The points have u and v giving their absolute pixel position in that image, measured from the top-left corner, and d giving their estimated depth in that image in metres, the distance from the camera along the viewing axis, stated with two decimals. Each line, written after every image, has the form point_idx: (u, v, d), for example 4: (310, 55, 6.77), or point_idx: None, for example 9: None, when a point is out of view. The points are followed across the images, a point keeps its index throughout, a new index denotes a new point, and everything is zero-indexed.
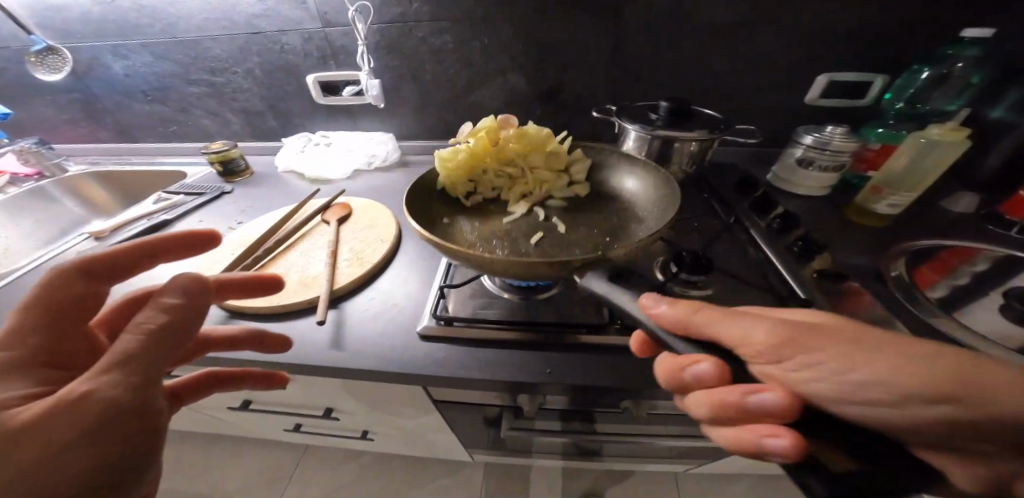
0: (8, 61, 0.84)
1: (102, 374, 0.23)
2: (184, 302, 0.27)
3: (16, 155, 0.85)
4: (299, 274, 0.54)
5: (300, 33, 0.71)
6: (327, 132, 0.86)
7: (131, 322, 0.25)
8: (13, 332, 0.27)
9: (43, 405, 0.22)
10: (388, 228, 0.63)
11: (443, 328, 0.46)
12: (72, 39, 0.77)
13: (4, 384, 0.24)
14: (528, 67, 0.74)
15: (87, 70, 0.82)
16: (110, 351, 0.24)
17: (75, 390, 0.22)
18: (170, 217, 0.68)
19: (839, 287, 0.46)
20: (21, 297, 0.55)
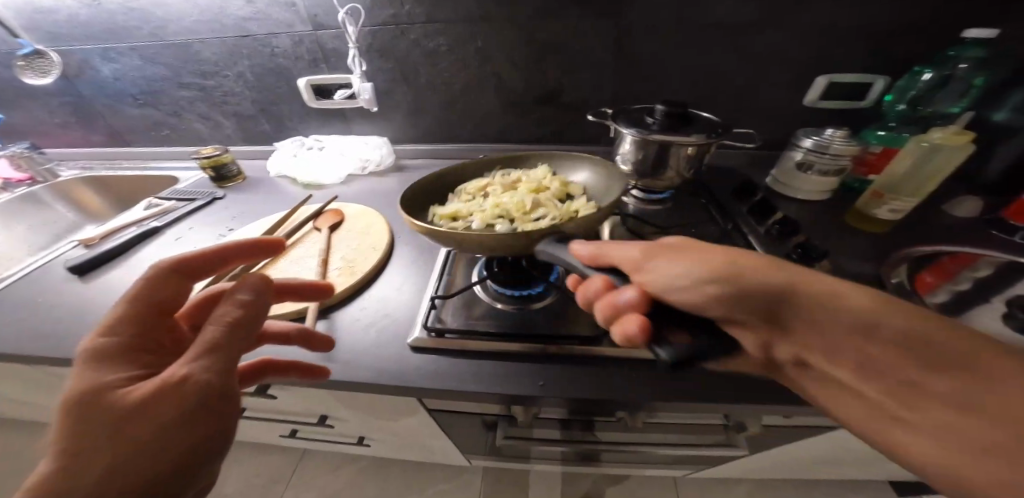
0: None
1: (196, 360, 0.24)
2: (254, 299, 0.28)
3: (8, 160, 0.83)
4: (290, 283, 0.53)
5: (290, 35, 0.70)
6: (320, 136, 0.85)
7: (214, 314, 0.26)
8: (117, 322, 0.27)
9: (145, 388, 0.23)
10: (381, 235, 0.62)
11: (434, 340, 0.45)
12: (62, 42, 0.76)
13: (111, 368, 0.25)
14: (523, 70, 0.73)
15: (77, 74, 0.81)
16: (199, 339, 0.25)
17: (173, 374, 0.24)
18: (161, 224, 0.67)
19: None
20: (6, 307, 0.54)
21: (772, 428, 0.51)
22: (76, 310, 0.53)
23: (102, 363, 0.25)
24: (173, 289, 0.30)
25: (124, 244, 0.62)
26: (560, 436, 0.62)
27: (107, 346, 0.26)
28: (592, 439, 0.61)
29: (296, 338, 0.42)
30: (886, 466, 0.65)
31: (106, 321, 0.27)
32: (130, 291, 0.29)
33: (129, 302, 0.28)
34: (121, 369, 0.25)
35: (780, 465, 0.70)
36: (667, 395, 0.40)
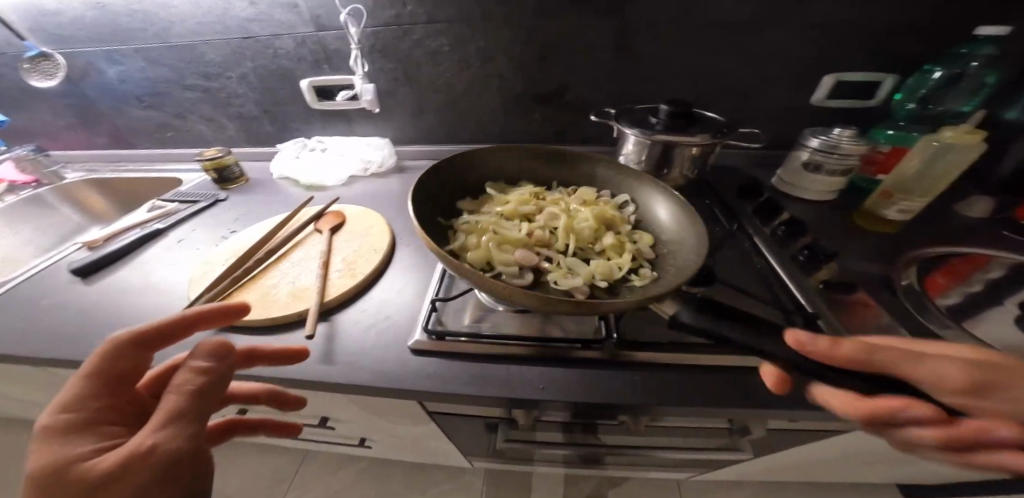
0: (4, 66, 0.83)
1: (161, 429, 0.24)
2: (213, 365, 0.27)
3: (14, 162, 0.84)
4: (291, 285, 0.53)
5: (293, 37, 0.70)
6: (323, 137, 0.85)
7: (178, 381, 0.26)
8: (73, 399, 0.26)
9: (108, 461, 0.22)
10: (382, 237, 0.61)
11: (435, 343, 0.45)
12: (64, 44, 0.75)
13: (72, 444, 0.24)
14: (526, 69, 0.72)
15: (80, 76, 0.80)
16: (157, 411, 0.25)
17: (138, 444, 0.23)
18: (164, 225, 0.68)
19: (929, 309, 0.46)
20: (11, 309, 0.55)
21: (781, 437, 0.50)
22: (81, 312, 0.53)
23: (58, 444, 0.24)
24: (141, 358, 0.29)
25: (128, 246, 0.63)
26: (564, 439, 0.61)
27: (65, 425, 0.25)
28: (596, 442, 0.61)
29: (266, 398, 0.41)
30: (892, 470, 0.64)
31: (64, 398, 0.26)
32: (91, 364, 0.28)
33: (91, 375, 0.27)
34: (80, 447, 0.24)
35: (785, 469, 0.69)
36: (671, 400, 0.39)
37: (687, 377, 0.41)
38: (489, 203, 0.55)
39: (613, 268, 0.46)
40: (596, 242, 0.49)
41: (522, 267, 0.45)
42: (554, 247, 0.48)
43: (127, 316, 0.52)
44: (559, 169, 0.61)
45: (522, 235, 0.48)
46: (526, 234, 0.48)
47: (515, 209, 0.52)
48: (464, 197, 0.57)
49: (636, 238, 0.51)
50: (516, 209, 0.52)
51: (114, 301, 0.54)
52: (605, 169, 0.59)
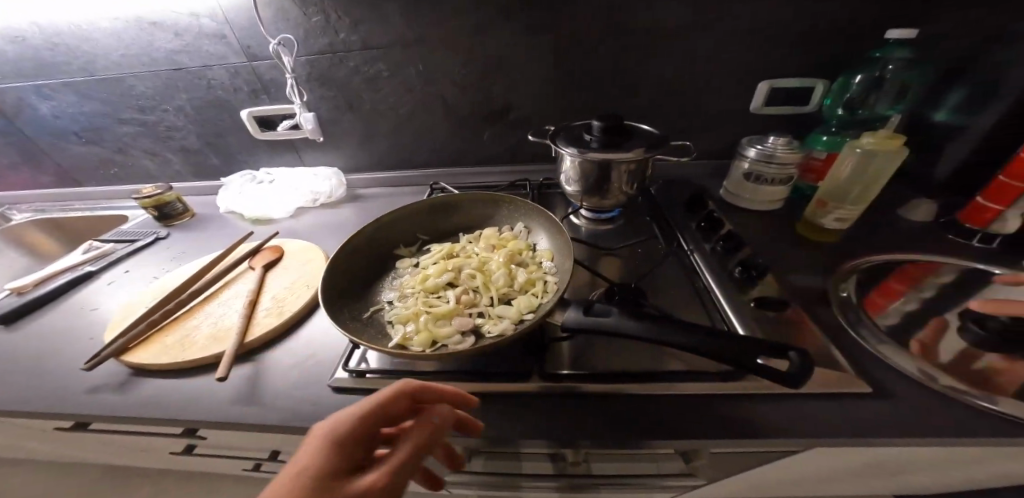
0: None
1: (391, 475, 0.27)
2: (439, 425, 0.30)
3: None
4: (213, 326, 0.50)
5: (226, 67, 0.68)
6: (271, 168, 0.83)
7: (417, 438, 0.29)
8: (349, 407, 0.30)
9: (353, 488, 0.26)
10: (317, 271, 0.59)
11: (355, 381, 0.42)
12: None
13: (336, 449, 0.28)
14: (466, 90, 0.71)
15: (14, 113, 0.78)
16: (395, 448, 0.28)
17: (377, 484, 0.26)
18: (96, 268, 0.65)
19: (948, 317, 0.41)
20: None
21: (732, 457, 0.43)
22: None
23: (327, 447, 0.28)
24: (406, 409, 0.31)
25: (55, 289, 0.60)
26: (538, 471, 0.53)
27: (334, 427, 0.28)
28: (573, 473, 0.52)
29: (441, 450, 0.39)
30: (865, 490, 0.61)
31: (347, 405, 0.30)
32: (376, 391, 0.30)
33: (367, 406, 0.29)
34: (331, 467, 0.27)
35: None
36: (601, 433, 0.35)
37: (612, 403, 0.37)
38: (400, 270, 0.51)
39: (532, 297, 0.43)
40: (511, 274, 0.47)
41: (462, 333, 0.40)
42: (481, 302, 0.44)
43: (36, 366, 0.49)
44: (454, 213, 0.58)
45: (448, 301, 0.44)
46: (452, 298, 0.44)
47: (427, 269, 0.49)
48: (378, 265, 0.52)
49: (541, 259, 0.49)
50: (432, 275, 0.47)
51: (28, 350, 0.52)
52: (505, 207, 0.57)
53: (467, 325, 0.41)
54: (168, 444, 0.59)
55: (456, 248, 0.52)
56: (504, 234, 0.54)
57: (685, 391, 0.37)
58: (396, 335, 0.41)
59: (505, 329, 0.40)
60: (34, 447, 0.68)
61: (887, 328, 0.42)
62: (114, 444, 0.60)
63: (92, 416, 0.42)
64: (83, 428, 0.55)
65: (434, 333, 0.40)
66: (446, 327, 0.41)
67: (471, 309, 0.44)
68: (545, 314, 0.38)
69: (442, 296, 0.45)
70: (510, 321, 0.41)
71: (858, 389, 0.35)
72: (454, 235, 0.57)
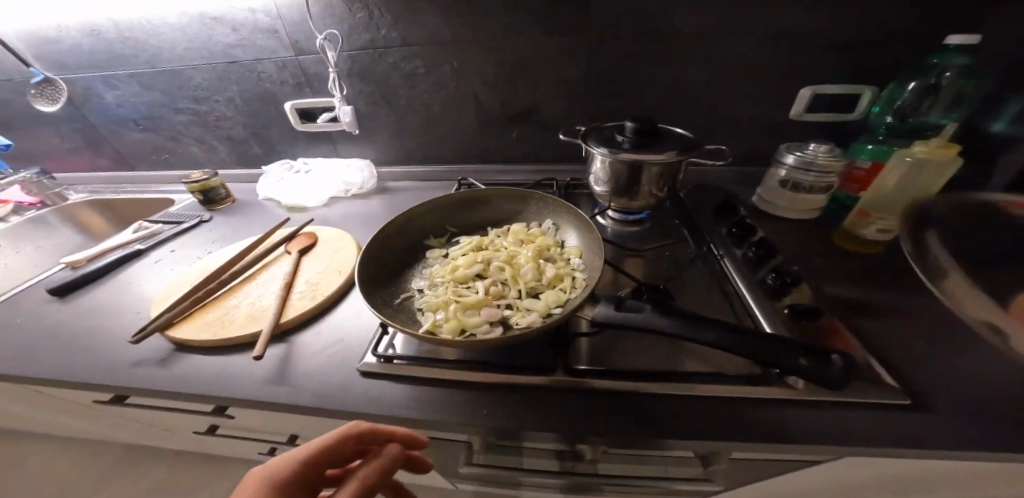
0: (12, 92, 0.83)
1: None
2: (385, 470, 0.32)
3: (20, 185, 0.85)
4: (250, 306, 0.53)
5: (275, 61, 0.72)
6: (308, 159, 0.87)
7: (366, 474, 0.32)
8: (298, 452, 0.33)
9: None
10: (348, 259, 0.61)
11: (383, 366, 0.43)
12: (67, 72, 0.77)
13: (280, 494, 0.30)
14: (500, 88, 0.73)
15: (82, 101, 0.83)
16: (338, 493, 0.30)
17: None
18: (144, 246, 0.69)
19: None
20: None
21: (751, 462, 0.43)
22: (51, 330, 0.54)
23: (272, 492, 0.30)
24: (353, 451, 0.34)
25: (106, 266, 0.64)
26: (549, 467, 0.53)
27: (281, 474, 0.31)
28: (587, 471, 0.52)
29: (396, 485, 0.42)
30: None
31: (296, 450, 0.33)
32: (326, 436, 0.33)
33: (317, 449, 0.33)
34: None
35: None
36: (624, 431, 0.35)
37: (634, 401, 0.37)
38: (430, 260, 0.52)
39: (560, 292, 0.44)
40: (539, 268, 0.47)
41: (490, 322, 0.41)
42: (509, 294, 0.45)
43: (93, 336, 0.53)
44: (484, 208, 0.59)
45: (477, 292, 0.45)
46: (481, 289, 0.45)
47: (457, 260, 0.50)
48: (409, 255, 0.53)
49: (569, 255, 0.50)
50: (462, 266, 0.48)
51: (84, 321, 0.55)
52: (534, 204, 0.58)
53: (496, 315, 0.42)
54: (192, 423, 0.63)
55: (485, 242, 0.53)
56: (532, 230, 0.55)
57: (712, 394, 0.36)
58: (427, 322, 0.42)
59: (533, 321, 0.41)
60: (74, 418, 0.72)
61: (925, 337, 0.40)
62: (148, 418, 0.63)
63: (139, 388, 0.45)
64: (121, 400, 0.59)
65: (464, 321, 0.41)
66: (475, 317, 0.42)
67: (500, 300, 0.44)
68: (574, 308, 0.38)
69: (471, 287, 0.46)
70: (538, 314, 0.42)
71: (894, 399, 0.34)
72: (482, 229, 0.58)
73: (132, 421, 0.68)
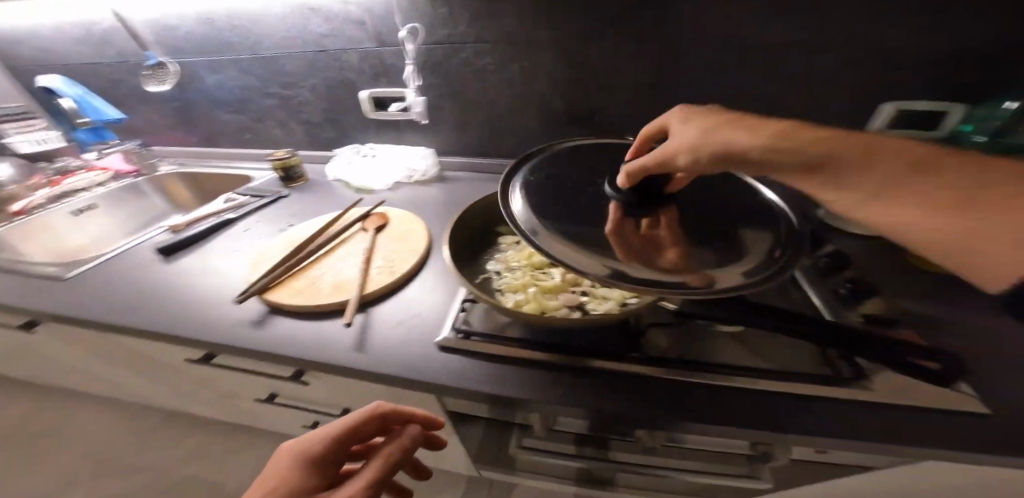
0: (128, 73, 0.93)
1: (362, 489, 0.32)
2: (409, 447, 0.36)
3: (123, 154, 0.96)
4: (334, 277, 0.57)
5: (359, 51, 0.78)
6: (375, 145, 0.92)
7: (389, 452, 0.35)
8: (324, 432, 0.37)
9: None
10: (420, 241, 0.64)
11: (461, 341, 0.46)
12: (180, 55, 0.86)
13: (308, 469, 0.35)
14: (567, 88, 0.75)
15: (188, 84, 0.91)
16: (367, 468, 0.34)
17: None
18: (235, 216, 0.76)
19: (638, 218, 0.45)
20: (106, 282, 0.62)
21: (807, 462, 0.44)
22: (159, 288, 0.60)
23: (304, 465, 0.35)
24: (375, 429, 0.38)
25: (201, 233, 0.71)
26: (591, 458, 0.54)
27: (309, 452, 0.36)
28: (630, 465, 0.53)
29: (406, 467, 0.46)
30: None
31: (324, 430, 0.37)
32: (351, 418, 0.37)
33: (344, 428, 0.37)
34: (308, 481, 0.34)
35: None
36: (698, 418, 0.36)
37: (708, 393, 0.38)
38: (505, 246, 0.56)
39: None
40: None
41: (569, 306, 0.44)
42: (584, 283, 0.48)
43: (201, 293, 0.59)
44: None
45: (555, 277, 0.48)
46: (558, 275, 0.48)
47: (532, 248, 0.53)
48: (483, 240, 0.56)
49: None
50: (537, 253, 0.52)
51: (192, 278, 0.62)
52: None
53: (574, 300, 0.45)
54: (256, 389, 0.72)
55: None
56: None
57: (787, 393, 0.37)
58: (509, 301, 0.45)
59: (611, 308, 0.43)
60: (157, 373, 0.78)
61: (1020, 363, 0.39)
62: (223, 375, 0.69)
63: (243, 345, 0.49)
64: (208, 358, 0.64)
65: (545, 303, 0.44)
66: (554, 299, 0.45)
67: (575, 287, 0.47)
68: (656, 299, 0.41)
69: (548, 273, 0.49)
70: (616, 303, 0.44)
71: (983, 410, 0.34)
72: None
73: (205, 379, 0.75)
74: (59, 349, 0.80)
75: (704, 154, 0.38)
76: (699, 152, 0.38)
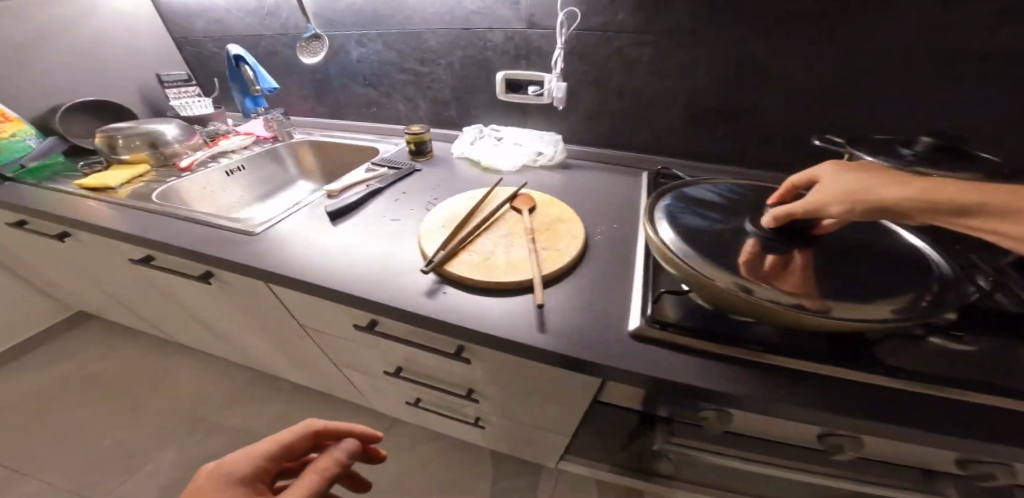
0: (283, 45, 1.01)
1: None
2: (341, 459, 0.38)
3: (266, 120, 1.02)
4: (505, 256, 0.56)
5: (505, 32, 0.80)
6: (498, 127, 0.94)
7: (323, 465, 0.37)
8: (258, 449, 0.37)
9: None
10: (578, 226, 0.63)
11: (661, 331, 0.45)
12: (332, 28, 0.93)
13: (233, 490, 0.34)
14: (720, 85, 0.72)
15: (332, 57, 0.98)
16: (298, 482, 0.35)
17: None
18: (383, 185, 0.78)
19: (779, 255, 0.43)
20: (286, 241, 0.65)
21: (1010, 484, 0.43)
22: (333, 252, 0.62)
23: (231, 485, 0.34)
24: (304, 444, 0.40)
25: (359, 200, 0.73)
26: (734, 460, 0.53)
27: (239, 473, 0.35)
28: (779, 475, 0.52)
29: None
30: None
31: (258, 448, 0.37)
32: (284, 433, 0.39)
33: (278, 444, 0.38)
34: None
35: None
36: (958, 430, 0.36)
37: (960, 409, 0.37)
38: None
39: None
40: None
41: None
42: None
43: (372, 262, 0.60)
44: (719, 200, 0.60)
45: None
46: None
47: None
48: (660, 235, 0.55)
49: None
50: None
51: (359, 244, 0.63)
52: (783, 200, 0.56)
53: None
54: (385, 363, 0.79)
55: None
56: None
57: None
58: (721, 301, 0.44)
59: None
60: (291, 334, 0.84)
61: None
62: (360, 340, 0.73)
63: (431, 317, 0.50)
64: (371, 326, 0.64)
65: None
66: None
67: None
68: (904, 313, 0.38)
69: None
70: None
71: None
72: None
73: (336, 342, 0.79)
74: (204, 302, 0.87)
75: (858, 205, 0.34)
76: (850, 208, 0.35)
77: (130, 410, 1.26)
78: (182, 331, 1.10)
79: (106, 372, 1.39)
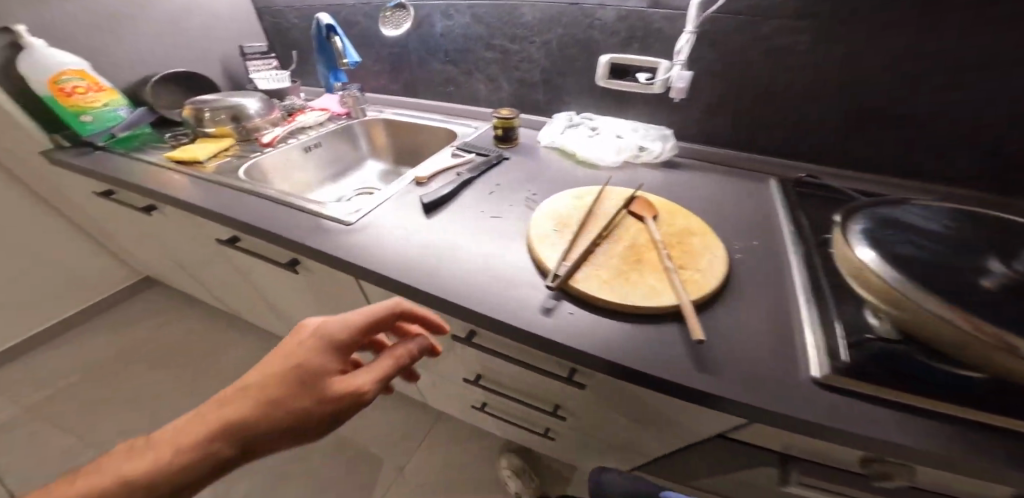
0: (364, 16, 0.95)
1: (376, 382, 0.37)
2: (415, 351, 0.41)
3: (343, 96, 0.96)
4: (638, 274, 0.48)
5: (619, 9, 0.70)
6: (592, 115, 0.85)
7: (400, 352, 0.40)
8: (349, 319, 0.39)
9: (345, 384, 0.36)
10: (716, 241, 0.54)
11: (860, 381, 0.35)
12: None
13: (326, 352, 0.37)
14: (890, 84, 0.59)
15: (414, 29, 0.91)
16: (378, 361, 0.39)
17: (362, 387, 0.36)
18: (473, 175, 0.72)
19: None
20: (380, 232, 0.61)
21: None
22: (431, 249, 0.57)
23: (327, 346, 0.37)
24: (389, 321, 0.42)
25: (451, 192, 0.67)
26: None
27: (334, 337, 0.38)
28: None
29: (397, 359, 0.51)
30: None
31: (349, 317, 0.39)
32: (371, 311, 0.40)
33: (366, 317, 0.40)
34: (331, 361, 0.37)
35: None
36: None
37: None
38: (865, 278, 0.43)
39: None
40: None
41: None
42: None
43: (477, 266, 0.53)
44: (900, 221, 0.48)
45: None
46: None
47: None
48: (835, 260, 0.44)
49: None
50: None
51: (460, 244, 0.57)
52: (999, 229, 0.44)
53: None
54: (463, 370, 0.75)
55: None
56: None
57: None
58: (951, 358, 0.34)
59: None
60: None
61: None
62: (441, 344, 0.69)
63: (557, 341, 0.43)
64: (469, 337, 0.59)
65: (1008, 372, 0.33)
66: None
67: None
68: None
69: None
70: None
71: None
72: None
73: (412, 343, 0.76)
74: (278, 288, 0.86)
75: None
76: None
77: (200, 372, 1.33)
78: (247, 308, 1.11)
79: (180, 333, 1.48)
